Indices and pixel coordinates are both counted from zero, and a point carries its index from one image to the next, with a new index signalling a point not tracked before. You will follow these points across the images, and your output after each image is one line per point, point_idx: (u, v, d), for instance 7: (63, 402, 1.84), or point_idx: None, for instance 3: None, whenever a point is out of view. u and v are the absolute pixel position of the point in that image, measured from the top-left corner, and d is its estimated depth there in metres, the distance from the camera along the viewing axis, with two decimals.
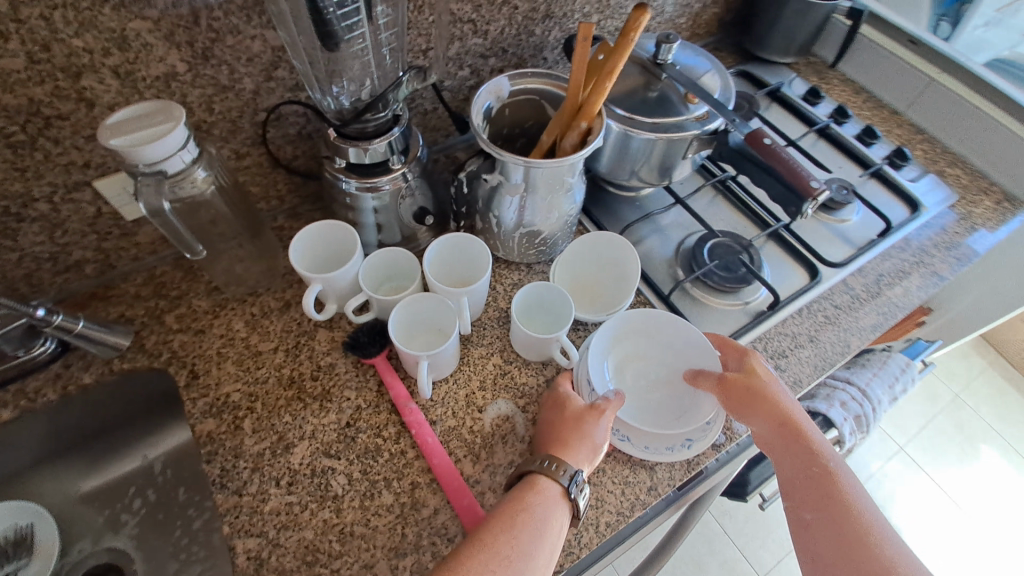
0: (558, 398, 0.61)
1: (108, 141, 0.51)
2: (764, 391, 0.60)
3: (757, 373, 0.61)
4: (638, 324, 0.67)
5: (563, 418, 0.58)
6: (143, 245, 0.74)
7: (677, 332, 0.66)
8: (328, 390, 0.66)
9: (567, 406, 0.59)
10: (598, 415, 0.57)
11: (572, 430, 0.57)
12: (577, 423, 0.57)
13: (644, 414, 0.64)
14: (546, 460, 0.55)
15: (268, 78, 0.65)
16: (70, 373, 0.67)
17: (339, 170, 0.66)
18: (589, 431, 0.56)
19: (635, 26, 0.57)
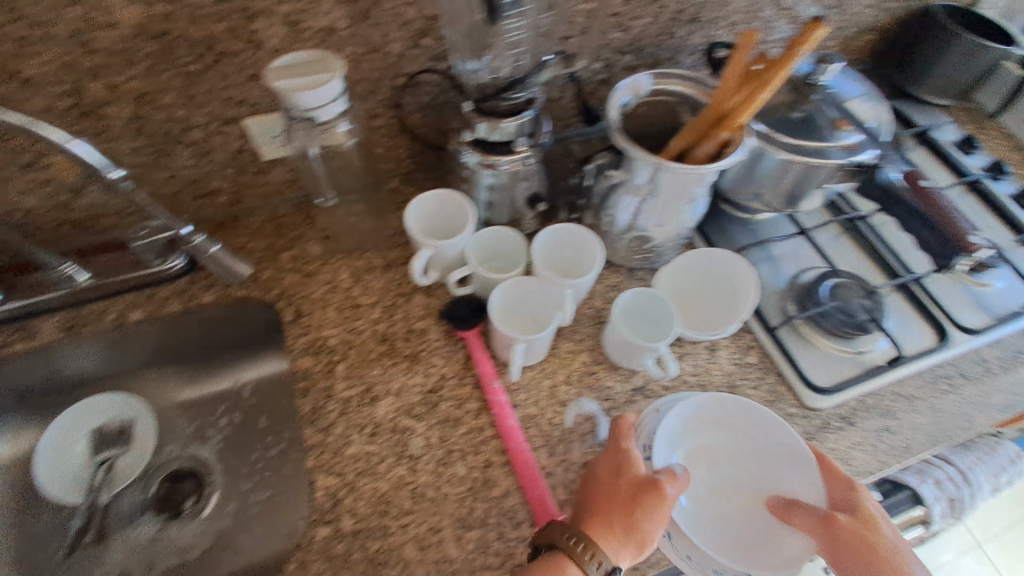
0: (616, 464, 0.55)
1: (274, 83, 0.54)
2: (873, 540, 0.53)
3: (869, 522, 0.54)
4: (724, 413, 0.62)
5: (616, 497, 0.52)
6: (272, 185, 0.78)
7: (771, 436, 0.60)
8: (418, 352, 0.68)
9: (622, 480, 0.53)
10: (657, 513, 0.51)
11: (623, 517, 0.51)
12: (628, 507, 0.51)
13: (705, 521, 0.58)
14: (576, 539, 0.50)
15: (415, 44, 0.67)
16: (194, 290, 0.73)
17: (465, 143, 0.67)
18: (642, 528, 0.50)
19: (806, 39, 0.53)
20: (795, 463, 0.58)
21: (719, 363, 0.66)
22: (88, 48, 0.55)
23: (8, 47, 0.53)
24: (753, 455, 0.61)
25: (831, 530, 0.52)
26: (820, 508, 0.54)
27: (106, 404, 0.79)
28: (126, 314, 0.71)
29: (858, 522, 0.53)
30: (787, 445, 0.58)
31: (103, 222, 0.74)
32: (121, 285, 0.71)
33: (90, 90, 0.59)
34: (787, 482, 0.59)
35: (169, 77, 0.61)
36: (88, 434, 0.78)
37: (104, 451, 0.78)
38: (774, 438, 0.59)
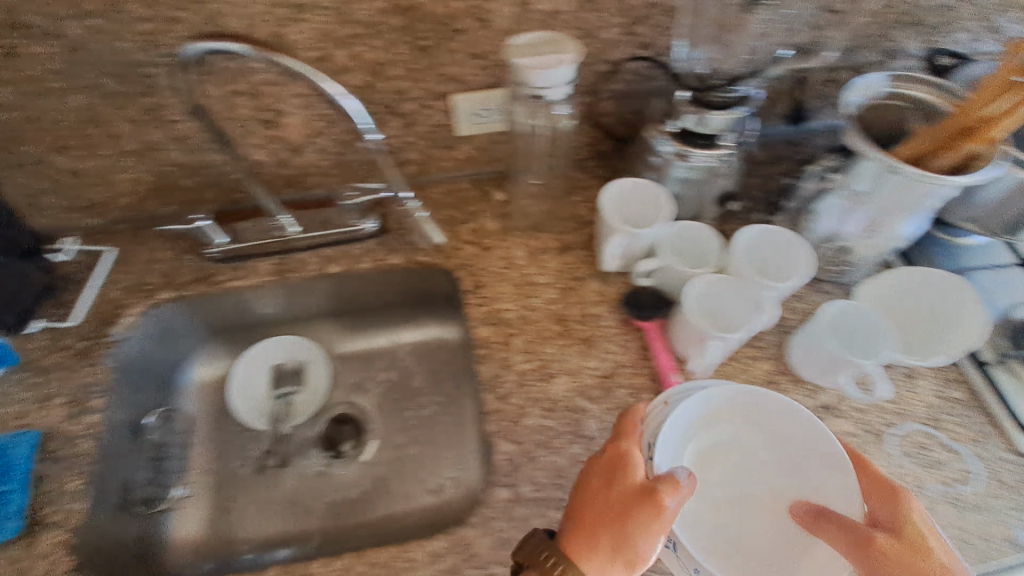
0: (609, 470, 0.52)
1: (516, 59, 0.55)
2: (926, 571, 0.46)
3: (917, 542, 0.48)
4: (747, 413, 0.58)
5: (600, 511, 0.50)
6: (456, 159, 0.82)
7: (806, 444, 0.56)
8: (593, 337, 0.69)
9: (613, 491, 0.50)
10: (650, 529, 0.47)
11: (608, 532, 0.49)
12: (616, 521, 0.49)
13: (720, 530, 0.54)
14: (554, 558, 0.48)
15: (629, 32, 0.67)
16: (383, 251, 0.78)
17: (667, 131, 0.67)
18: (631, 543, 0.47)
19: None
20: (837, 473, 0.53)
21: (918, 393, 0.63)
22: (347, 19, 0.60)
23: (282, 13, 0.58)
24: (791, 465, 0.57)
25: (867, 556, 0.46)
26: (856, 527, 0.48)
27: (287, 345, 0.88)
28: (325, 266, 0.77)
29: (904, 548, 0.47)
30: (825, 455, 0.54)
31: (308, 180, 0.81)
32: (321, 239, 0.78)
33: (336, 58, 0.64)
34: (825, 493, 0.54)
35: (402, 51, 0.64)
36: (268, 369, 0.86)
37: (283, 386, 0.85)
38: (806, 439, 0.56)
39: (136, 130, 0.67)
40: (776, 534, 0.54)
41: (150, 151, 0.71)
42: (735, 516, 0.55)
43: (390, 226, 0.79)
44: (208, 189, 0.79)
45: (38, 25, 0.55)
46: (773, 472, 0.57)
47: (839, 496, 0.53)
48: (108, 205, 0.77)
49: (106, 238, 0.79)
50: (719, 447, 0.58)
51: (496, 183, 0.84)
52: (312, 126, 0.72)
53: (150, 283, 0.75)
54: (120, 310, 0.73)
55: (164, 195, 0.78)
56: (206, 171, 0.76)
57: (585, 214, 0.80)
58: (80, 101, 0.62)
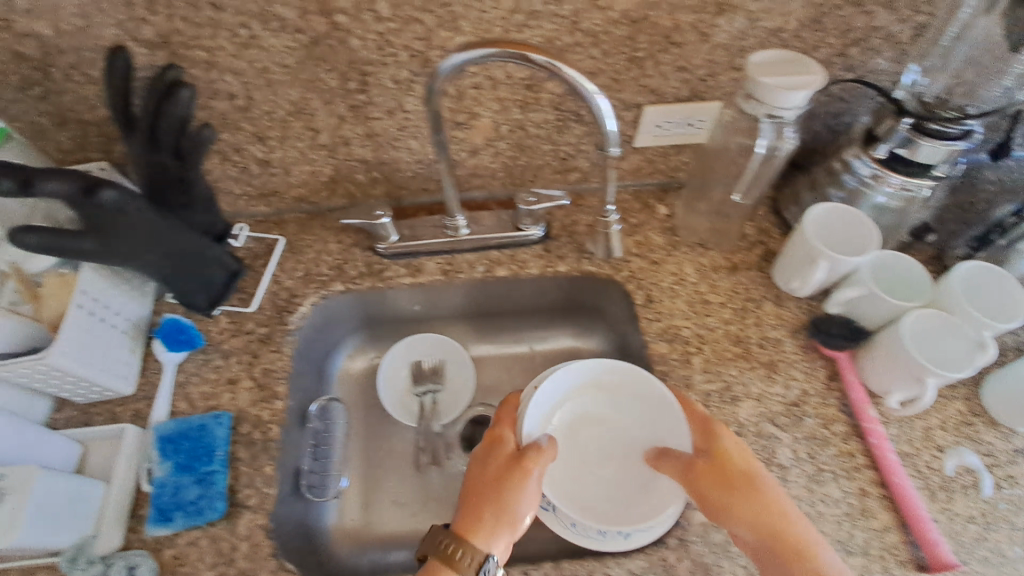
0: (486, 453, 0.57)
1: (759, 77, 0.54)
2: (739, 490, 0.55)
3: (727, 457, 0.56)
4: (602, 379, 0.65)
5: (480, 483, 0.55)
6: (622, 170, 0.81)
7: (632, 393, 0.64)
8: (775, 362, 0.68)
9: (486, 468, 0.55)
10: (522, 487, 0.54)
11: (489, 502, 0.54)
12: (494, 491, 0.54)
13: (586, 489, 0.62)
14: (448, 541, 0.52)
15: (839, 53, 0.65)
16: (550, 258, 0.77)
17: (868, 150, 0.66)
18: (507, 504, 0.53)
19: None
20: (662, 415, 0.62)
21: None
22: (576, 27, 0.59)
23: (518, 19, 0.58)
24: (609, 405, 0.66)
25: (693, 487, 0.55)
26: (684, 458, 0.57)
27: (425, 343, 0.88)
28: (493, 269, 0.77)
29: (722, 474, 0.55)
30: (657, 411, 0.62)
31: (475, 181, 0.81)
32: (489, 242, 0.78)
33: None
34: (660, 437, 0.62)
35: (615, 61, 0.64)
36: (406, 365, 0.87)
37: (424, 385, 0.85)
38: (633, 391, 0.64)
39: (336, 123, 0.68)
40: (631, 481, 0.62)
41: (340, 145, 0.72)
42: (593, 469, 0.64)
43: (555, 233, 0.79)
44: (378, 184, 0.79)
45: (286, 18, 0.55)
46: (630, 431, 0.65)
47: (669, 435, 0.61)
48: (281, 194, 0.78)
49: (273, 226, 0.80)
50: (585, 412, 0.66)
51: (657, 196, 0.83)
52: (498, 129, 0.72)
53: (321, 274, 0.76)
54: (295, 299, 0.74)
55: (335, 187, 0.79)
56: (383, 168, 0.76)
57: (754, 234, 0.78)
58: (297, 94, 0.63)
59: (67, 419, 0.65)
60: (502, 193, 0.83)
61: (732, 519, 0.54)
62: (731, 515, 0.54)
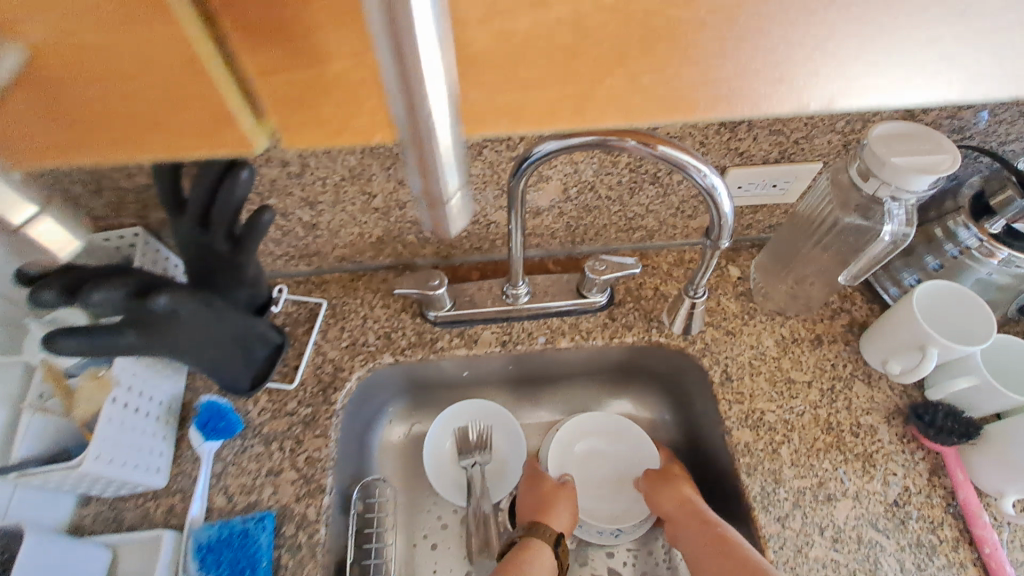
0: (533, 477, 0.76)
1: (890, 159, 0.48)
2: (673, 481, 0.70)
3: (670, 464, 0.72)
4: (601, 423, 0.80)
5: (534, 497, 0.72)
6: (692, 229, 0.75)
7: (623, 433, 0.79)
8: (872, 454, 0.61)
9: (537, 488, 0.73)
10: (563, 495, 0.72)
11: (543, 508, 0.71)
12: (544, 500, 0.72)
13: (595, 507, 0.75)
14: (529, 534, 0.68)
15: (949, 116, 0.60)
16: (616, 326, 0.71)
17: (976, 220, 0.61)
18: (556, 507, 0.71)
19: None
20: (643, 449, 0.78)
21: None
22: None
23: None
24: (607, 445, 0.79)
25: (649, 483, 0.72)
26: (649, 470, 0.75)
27: (471, 410, 0.82)
28: (555, 339, 0.71)
29: (662, 474, 0.71)
30: (641, 446, 0.78)
31: (534, 241, 0.75)
32: (549, 309, 0.72)
33: None
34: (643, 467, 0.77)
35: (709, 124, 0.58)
36: (450, 435, 0.80)
37: (471, 457, 0.78)
38: (623, 431, 0.79)
39: (394, 188, 0.62)
40: (627, 501, 0.76)
41: (394, 208, 0.66)
42: (597, 493, 0.77)
43: (620, 298, 0.73)
44: (429, 244, 0.73)
45: None
46: (624, 465, 0.78)
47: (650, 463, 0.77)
48: (325, 254, 0.72)
49: (315, 287, 0.74)
50: (590, 449, 0.79)
51: (727, 256, 0.77)
52: (567, 192, 0.67)
53: (368, 344, 0.70)
54: (342, 373, 0.67)
55: (384, 247, 0.73)
56: None
57: (836, 301, 0.72)
58: (356, 160, 0.57)
59: (95, 516, 0.58)
60: (560, 251, 0.78)
61: (668, 501, 0.68)
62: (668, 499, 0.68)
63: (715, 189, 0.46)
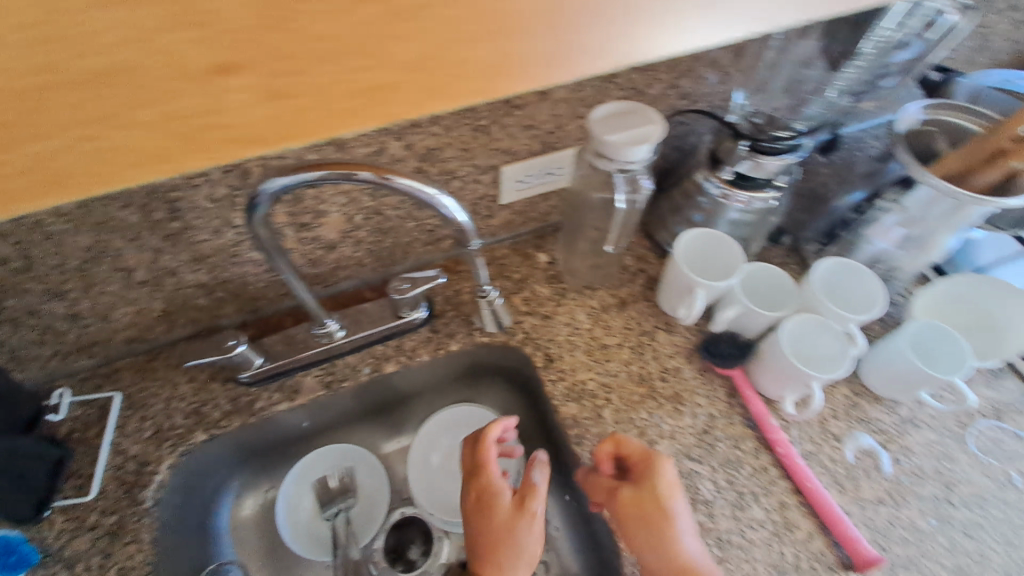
0: (485, 508, 0.62)
1: (605, 137, 0.53)
2: (659, 520, 0.57)
3: (658, 489, 0.58)
4: (460, 416, 0.82)
5: (494, 536, 0.60)
6: (494, 227, 0.78)
7: (482, 422, 0.81)
8: (679, 394, 0.68)
9: (492, 524, 0.60)
10: (530, 527, 0.60)
11: (506, 547, 0.59)
12: (502, 536, 0.60)
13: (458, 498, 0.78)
14: None
15: (671, 85, 0.66)
16: (439, 338, 0.73)
17: (716, 173, 0.68)
18: (520, 545, 0.59)
19: None
20: None
21: (980, 390, 0.68)
22: None
23: None
24: (468, 437, 0.81)
25: (635, 518, 0.58)
26: (630, 492, 0.59)
27: (327, 457, 0.79)
28: (380, 367, 0.70)
29: (643, 508, 0.58)
30: None
31: (342, 274, 0.74)
32: (370, 338, 0.72)
33: (389, 149, 0.58)
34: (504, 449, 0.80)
35: (459, 132, 0.60)
36: (310, 489, 0.78)
37: (334, 505, 0.76)
38: (480, 420, 0.81)
39: (153, 257, 0.59)
40: None
41: (165, 277, 0.62)
42: (461, 483, 0.79)
43: (439, 309, 0.75)
44: (227, 303, 0.69)
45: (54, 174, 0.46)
46: None
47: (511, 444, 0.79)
48: (109, 340, 0.67)
49: (105, 379, 0.69)
50: (453, 444, 0.81)
51: (534, 244, 0.81)
52: (351, 222, 0.66)
53: (176, 427, 0.65)
54: (148, 466, 0.63)
55: (175, 318, 0.68)
56: (228, 286, 0.67)
57: (634, 263, 0.79)
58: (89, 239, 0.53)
59: None
60: (374, 277, 0.77)
61: (650, 545, 0.56)
62: (655, 542, 0.56)
63: (449, 207, 0.50)
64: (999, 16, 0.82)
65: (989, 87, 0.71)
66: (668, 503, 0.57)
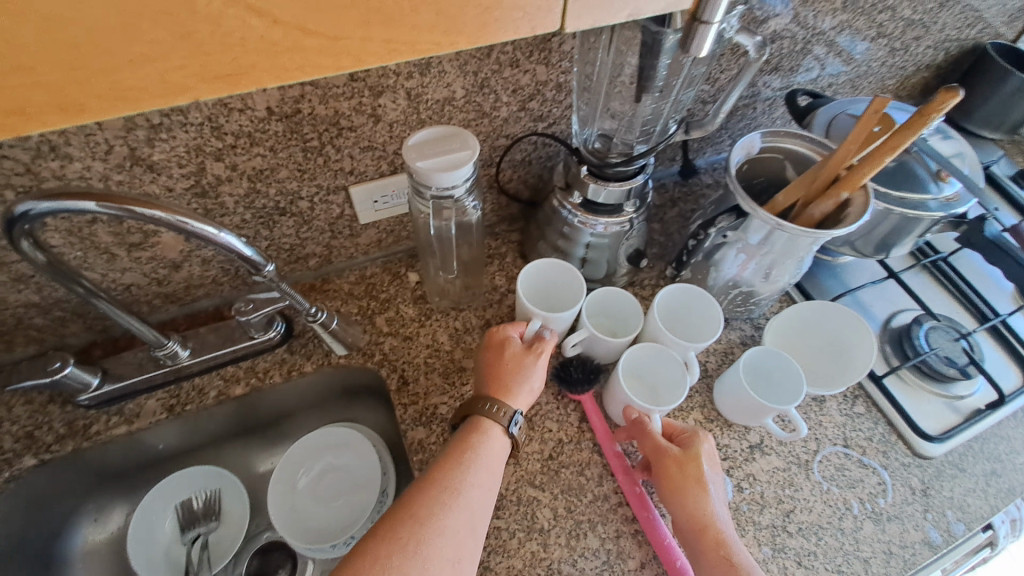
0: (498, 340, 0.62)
1: (415, 162, 0.53)
2: (690, 477, 0.54)
3: (697, 451, 0.56)
4: (327, 437, 0.80)
5: (505, 356, 0.60)
6: (362, 246, 0.77)
7: (350, 444, 0.79)
8: (531, 418, 0.67)
9: (506, 348, 0.60)
10: (538, 359, 0.60)
11: (514, 369, 0.59)
12: (514, 363, 0.60)
13: (322, 524, 0.75)
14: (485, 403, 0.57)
15: (521, 108, 0.67)
16: (294, 359, 0.72)
17: (569, 200, 0.67)
18: (530, 373, 0.59)
19: (936, 109, 0.49)
20: (369, 454, 0.78)
21: (830, 416, 0.68)
22: (219, 131, 0.54)
23: (141, 135, 0.51)
24: (337, 459, 0.79)
25: (661, 466, 0.55)
26: (657, 442, 0.57)
27: (190, 479, 0.76)
28: (228, 389, 0.69)
29: (686, 462, 0.55)
30: (367, 452, 0.78)
31: (197, 292, 0.72)
32: (222, 358, 0.70)
33: (211, 169, 0.57)
34: (372, 470, 0.77)
35: (290, 153, 0.60)
36: (171, 511, 0.75)
37: (194, 528, 0.74)
38: (349, 441, 0.79)
39: None
40: (355, 508, 0.76)
41: None
42: (326, 506, 0.76)
43: (299, 329, 0.74)
44: (69, 323, 0.68)
45: None
46: (354, 473, 0.78)
47: (377, 466, 0.77)
48: None
49: None
50: (321, 467, 0.79)
51: (407, 263, 0.81)
52: (189, 240, 0.65)
53: (4, 450, 0.64)
54: None
55: (11, 338, 0.66)
56: (64, 306, 0.65)
57: (504, 284, 0.79)
58: None
59: None
60: (235, 295, 0.75)
61: (678, 497, 0.54)
62: (678, 492, 0.54)
63: (237, 244, 0.50)
64: (873, 44, 0.83)
65: (847, 114, 0.72)
66: (699, 460, 0.55)
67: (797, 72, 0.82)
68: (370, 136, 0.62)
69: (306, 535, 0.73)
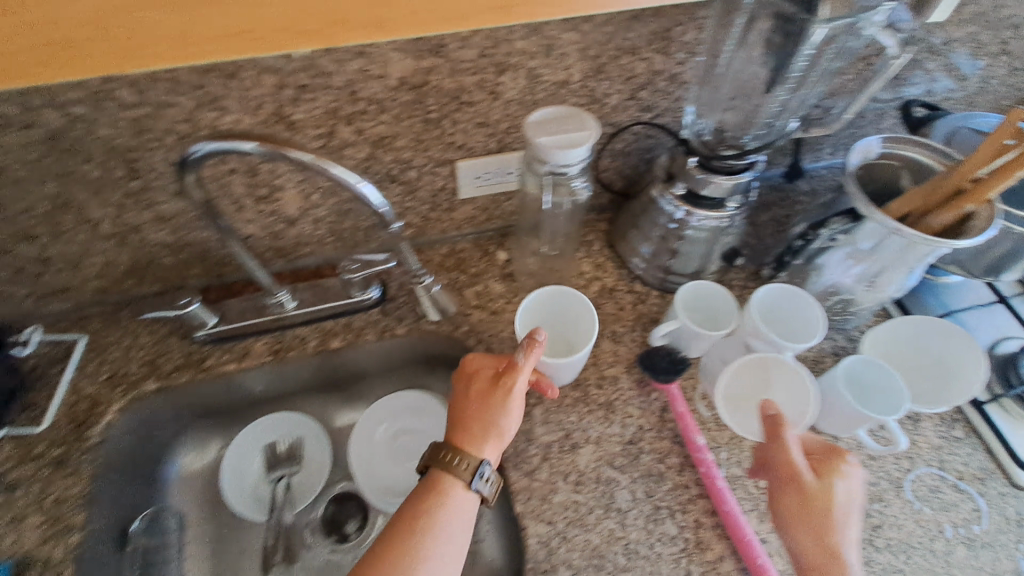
0: (465, 383, 0.60)
1: (537, 138, 0.54)
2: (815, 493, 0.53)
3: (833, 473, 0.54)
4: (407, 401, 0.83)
5: (471, 400, 0.58)
6: (457, 221, 0.80)
7: (427, 411, 0.83)
8: (612, 402, 0.68)
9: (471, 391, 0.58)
10: (505, 403, 0.57)
11: (478, 416, 0.57)
12: (480, 408, 0.57)
13: (397, 481, 0.78)
14: (442, 457, 0.55)
15: (631, 97, 0.67)
16: (387, 321, 0.75)
17: (670, 190, 0.68)
18: (494, 420, 0.57)
19: None
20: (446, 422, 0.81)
21: (924, 436, 0.66)
22: (354, 96, 0.58)
23: (288, 94, 0.55)
24: (416, 423, 0.82)
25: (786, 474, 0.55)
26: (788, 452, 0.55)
27: (279, 422, 0.81)
28: (326, 341, 0.74)
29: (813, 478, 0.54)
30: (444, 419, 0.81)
31: (303, 250, 0.77)
32: (321, 312, 0.75)
33: (340, 133, 0.61)
34: None
35: (410, 123, 0.63)
36: (258, 450, 0.79)
37: (278, 470, 0.78)
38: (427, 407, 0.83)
39: (117, 212, 0.62)
40: None
41: (130, 233, 0.66)
42: (401, 466, 0.79)
43: (392, 294, 0.77)
44: (192, 266, 0.74)
45: (9, 116, 0.50)
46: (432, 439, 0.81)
47: None
48: (79, 287, 0.71)
49: (75, 323, 0.73)
50: (399, 429, 0.82)
51: (496, 241, 0.83)
52: (307, 199, 0.69)
53: (129, 374, 0.70)
54: (99, 407, 0.67)
55: (143, 274, 0.73)
56: (191, 249, 0.71)
57: (590, 270, 0.80)
58: (56, 187, 0.57)
59: None
60: (336, 256, 0.80)
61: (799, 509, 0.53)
62: (802, 504, 0.53)
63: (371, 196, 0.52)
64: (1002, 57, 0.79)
65: (968, 129, 0.69)
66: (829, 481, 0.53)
67: (914, 81, 0.79)
68: (485, 113, 0.65)
69: (379, 492, 0.76)
